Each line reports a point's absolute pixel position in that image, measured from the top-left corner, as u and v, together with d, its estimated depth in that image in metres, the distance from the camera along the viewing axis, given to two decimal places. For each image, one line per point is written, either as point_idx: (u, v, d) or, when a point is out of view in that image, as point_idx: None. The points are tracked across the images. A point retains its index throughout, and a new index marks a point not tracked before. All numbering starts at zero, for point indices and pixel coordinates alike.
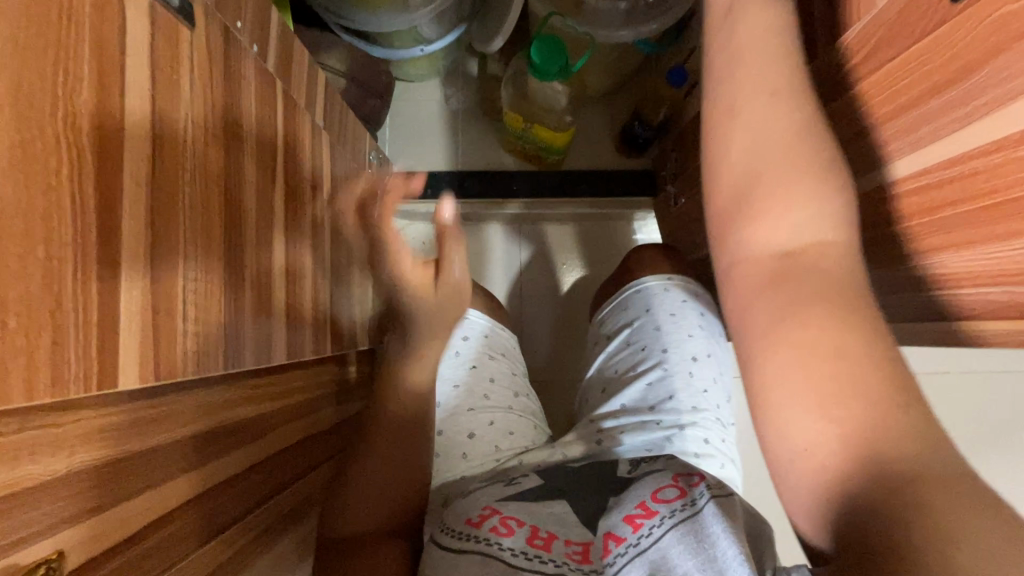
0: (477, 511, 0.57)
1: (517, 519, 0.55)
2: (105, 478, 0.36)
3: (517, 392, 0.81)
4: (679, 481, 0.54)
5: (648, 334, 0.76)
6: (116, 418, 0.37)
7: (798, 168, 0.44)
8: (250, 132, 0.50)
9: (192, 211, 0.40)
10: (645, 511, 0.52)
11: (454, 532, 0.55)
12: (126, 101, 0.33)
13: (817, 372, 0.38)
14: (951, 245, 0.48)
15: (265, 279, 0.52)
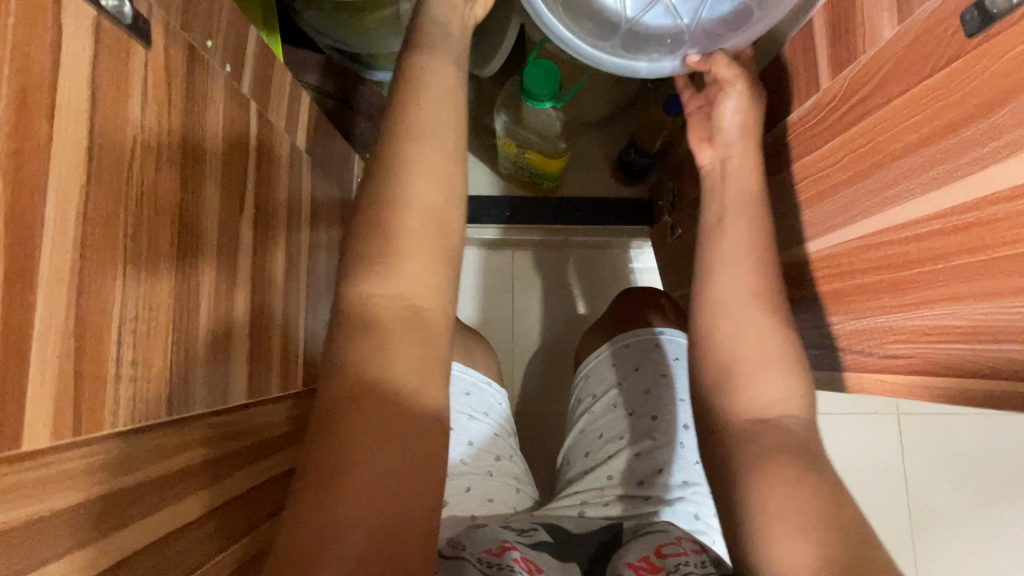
0: (496, 543, 0.53)
1: (535, 564, 0.52)
2: (128, 503, 0.35)
3: (499, 453, 0.73)
4: (682, 543, 0.54)
5: (633, 397, 0.72)
6: (147, 442, 0.38)
7: (780, 335, 0.48)
8: (215, 156, 0.47)
9: (135, 243, 0.36)
10: (648, 563, 0.51)
11: (477, 558, 0.51)
12: (54, 124, 0.30)
13: (798, 513, 0.40)
14: (920, 302, 0.44)
15: (228, 323, 0.49)
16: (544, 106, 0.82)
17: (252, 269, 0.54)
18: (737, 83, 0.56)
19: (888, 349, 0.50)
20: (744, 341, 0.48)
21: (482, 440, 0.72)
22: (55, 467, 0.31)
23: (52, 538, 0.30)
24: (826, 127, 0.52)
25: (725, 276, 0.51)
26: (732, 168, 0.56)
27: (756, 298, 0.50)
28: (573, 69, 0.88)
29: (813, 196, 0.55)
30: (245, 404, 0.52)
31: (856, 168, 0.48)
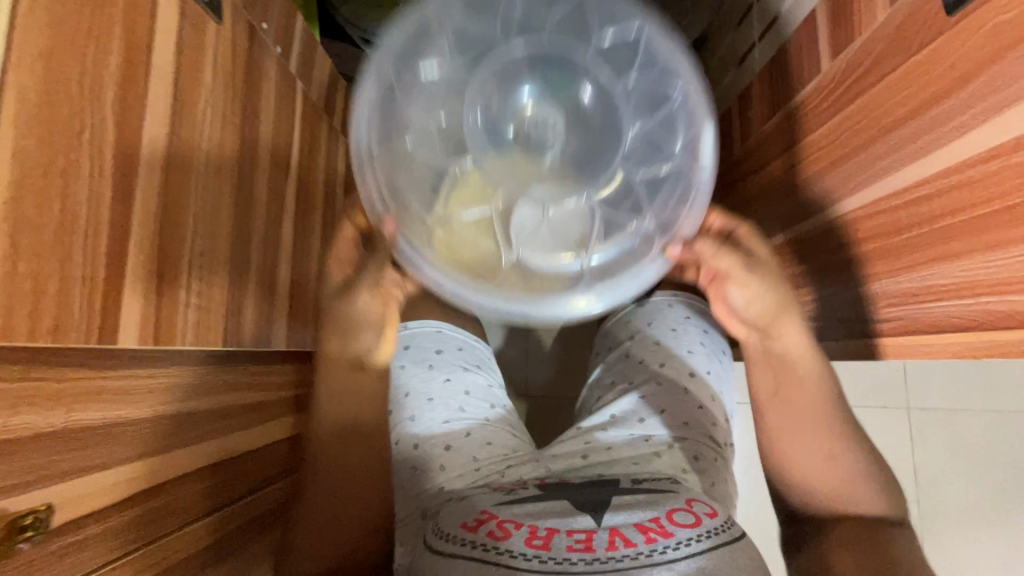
0: (473, 514, 0.56)
1: (514, 522, 0.54)
2: (115, 437, 0.39)
3: (494, 403, 0.76)
4: (693, 507, 0.55)
5: (644, 349, 0.77)
6: (145, 381, 0.41)
7: (828, 439, 0.52)
8: (267, 128, 0.53)
9: (203, 192, 0.42)
10: (661, 528, 0.52)
11: (454, 538, 0.54)
12: (149, 81, 0.36)
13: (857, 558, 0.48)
14: (910, 266, 0.48)
15: (271, 276, 0.54)
16: None
17: (294, 232, 0.59)
18: (735, 274, 0.47)
19: (883, 314, 0.52)
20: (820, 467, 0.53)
21: (478, 392, 0.76)
22: (69, 383, 0.34)
23: (121, 442, 0.39)
24: (825, 107, 0.55)
25: (796, 427, 0.53)
26: (784, 344, 0.51)
27: (834, 458, 0.52)
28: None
29: (813, 173, 0.58)
30: (257, 360, 0.57)
31: (853, 143, 0.52)
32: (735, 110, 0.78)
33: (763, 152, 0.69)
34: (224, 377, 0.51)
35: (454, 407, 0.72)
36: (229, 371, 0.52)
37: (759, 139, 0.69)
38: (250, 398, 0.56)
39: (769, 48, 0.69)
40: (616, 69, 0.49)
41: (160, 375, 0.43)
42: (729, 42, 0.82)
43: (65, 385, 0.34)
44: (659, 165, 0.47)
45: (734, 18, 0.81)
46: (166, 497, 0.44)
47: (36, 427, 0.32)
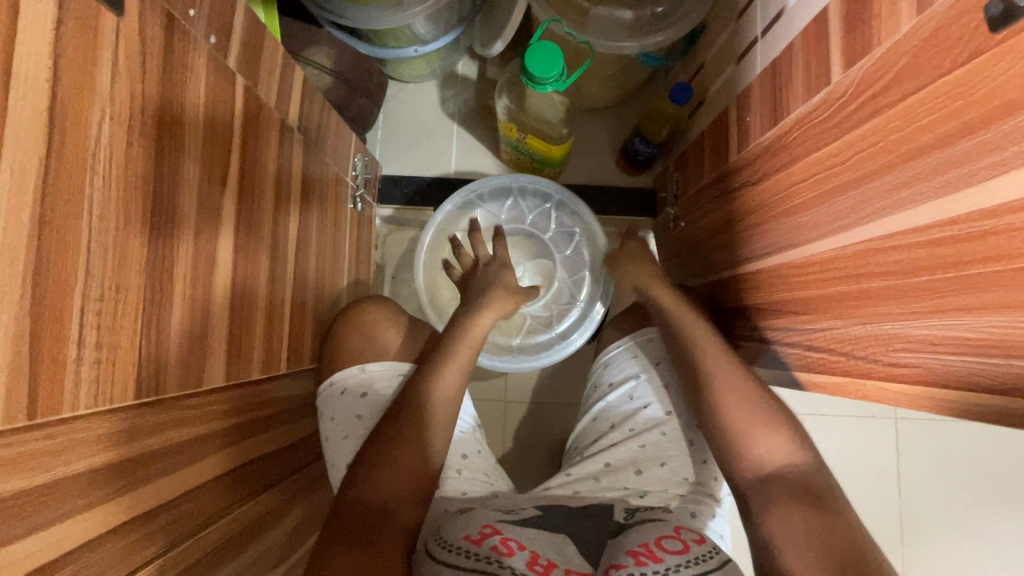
0: (477, 527, 0.52)
1: (518, 543, 0.50)
2: (17, 511, 0.33)
3: (466, 451, 0.72)
4: (682, 532, 0.51)
5: (654, 391, 0.71)
6: (53, 444, 0.36)
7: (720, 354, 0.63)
8: (197, 135, 0.46)
9: (101, 220, 0.35)
10: (650, 553, 0.48)
11: (453, 547, 0.50)
12: (11, 96, 0.29)
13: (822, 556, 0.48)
14: (928, 311, 0.43)
15: (207, 305, 0.47)
16: (544, 88, 0.79)
17: (237, 249, 0.53)
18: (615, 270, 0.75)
19: (892, 357, 0.49)
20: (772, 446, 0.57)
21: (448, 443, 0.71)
22: None
23: (17, 516, 0.33)
24: (833, 124, 0.49)
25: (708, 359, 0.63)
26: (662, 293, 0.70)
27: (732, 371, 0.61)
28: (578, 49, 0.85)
29: (818, 194, 0.53)
30: (199, 394, 0.51)
31: (867, 168, 0.46)
32: (732, 113, 0.72)
33: (761, 164, 0.63)
34: (160, 415, 0.45)
35: None
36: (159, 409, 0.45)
37: (757, 149, 0.63)
38: (195, 433, 0.50)
39: (771, 47, 0.62)
40: (542, 229, 0.91)
41: (73, 427, 0.37)
42: (728, 35, 0.75)
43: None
44: (581, 271, 0.90)
45: (735, 7, 0.73)
46: (88, 557, 0.39)
47: None
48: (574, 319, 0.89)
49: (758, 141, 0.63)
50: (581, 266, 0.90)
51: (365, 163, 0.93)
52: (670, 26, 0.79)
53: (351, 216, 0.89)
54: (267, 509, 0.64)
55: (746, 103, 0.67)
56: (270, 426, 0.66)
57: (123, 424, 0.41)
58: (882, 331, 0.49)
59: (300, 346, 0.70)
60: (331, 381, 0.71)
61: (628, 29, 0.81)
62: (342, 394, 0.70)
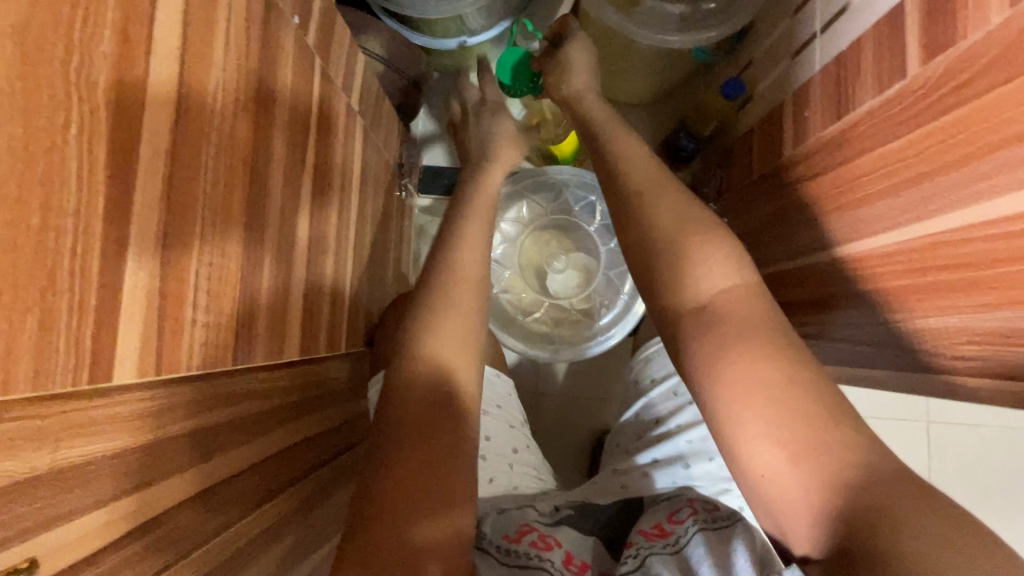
0: (515, 526, 0.56)
1: (556, 539, 0.55)
2: (111, 471, 0.33)
3: (515, 445, 0.73)
4: (695, 503, 0.58)
5: None
6: (140, 407, 0.36)
7: (679, 204, 0.56)
8: (283, 111, 0.47)
9: (213, 189, 0.36)
10: (659, 530, 0.56)
11: (495, 546, 0.54)
12: (151, 62, 0.30)
13: (778, 439, 0.42)
14: (999, 303, 0.44)
15: (285, 279, 0.48)
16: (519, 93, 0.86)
17: (310, 227, 0.54)
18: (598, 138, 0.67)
19: (960, 352, 0.50)
20: (723, 275, 0.51)
21: (497, 437, 0.72)
22: (54, 421, 0.29)
23: (111, 479, 0.33)
24: (907, 118, 0.50)
25: (658, 199, 0.56)
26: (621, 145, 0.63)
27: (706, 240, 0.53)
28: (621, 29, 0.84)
29: (885, 188, 0.53)
30: (260, 369, 0.50)
31: (941, 161, 0.46)
32: (788, 108, 0.72)
33: (821, 159, 0.63)
34: (232, 387, 0.46)
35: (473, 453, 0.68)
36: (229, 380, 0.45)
37: (818, 144, 0.64)
38: (264, 407, 0.51)
39: (834, 42, 0.62)
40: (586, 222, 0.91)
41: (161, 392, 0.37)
42: (781, 32, 0.75)
43: (43, 422, 0.28)
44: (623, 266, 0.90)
45: (791, 3, 0.73)
46: (174, 520, 0.39)
47: (16, 469, 0.27)
48: (615, 312, 0.89)
49: (818, 135, 0.64)
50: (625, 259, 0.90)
51: (410, 152, 0.95)
52: (720, 25, 0.80)
53: (398, 204, 0.90)
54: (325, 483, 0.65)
55: (806, 98, 0.67)
56: (323, 408, 0.65)
57: (199, 391, 0.41)
58: (942, 325, 0.50)
59: (354, 328, 0.72)
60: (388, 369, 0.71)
61: (675, 23, 0.81)
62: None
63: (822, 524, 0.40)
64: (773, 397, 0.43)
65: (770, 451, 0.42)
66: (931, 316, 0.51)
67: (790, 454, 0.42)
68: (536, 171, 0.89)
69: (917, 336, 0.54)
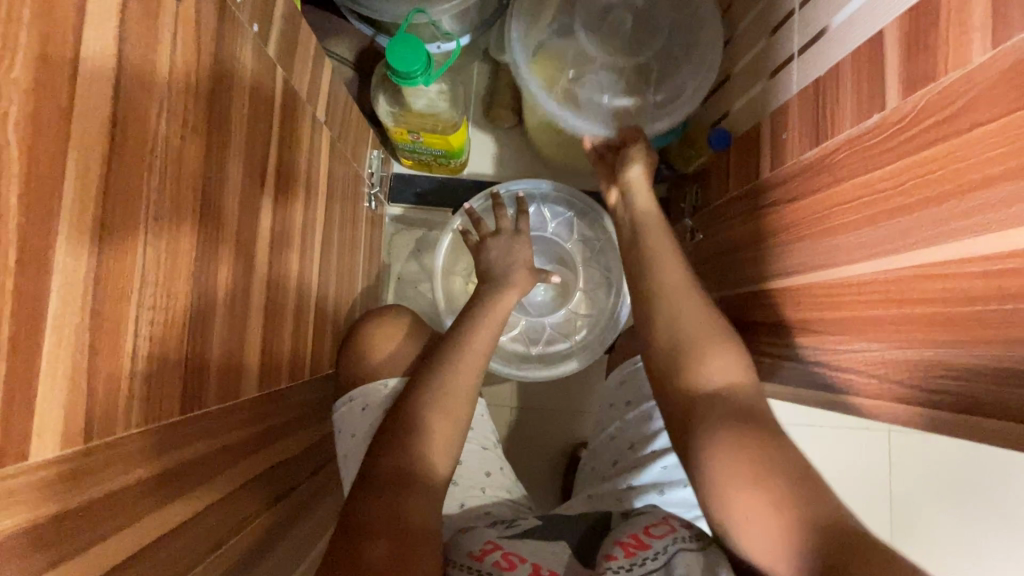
0: (478, 544, 0.55)
1: (518, 556, 0.54)
2: (64, 532, 0.27)
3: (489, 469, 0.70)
4: (672, 520, 0.56)
5: None
6: (104, 453, 0.30)
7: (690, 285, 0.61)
8: (241, 129, 0.43)
9: (155, 223, 0.32)
10: (638, 542, 0.53)
11: (460, 564, 0.54)
12: (79, 85, 0.26)
13: (761, 485, 0.45)
14: (975, 340, 0.44)
15: (240, 311, 0.44)
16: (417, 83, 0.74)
17: (270, 250, 0.50)
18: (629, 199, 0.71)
19: (931, 386, 0.50)
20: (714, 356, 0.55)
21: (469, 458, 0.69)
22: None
23: (67, 536, 0.28)
24: (888, 148, 0.49)
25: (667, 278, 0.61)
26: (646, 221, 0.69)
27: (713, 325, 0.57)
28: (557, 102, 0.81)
29: (862, 217, 0.53)
30: (230, 405, 0.44)
31: (921, 195, 0.46)
32: (765, 128, 0.72)
33: (799, 182, 0.63)
34: (203, 423, 0.40)
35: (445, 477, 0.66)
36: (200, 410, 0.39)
37: (796, 167, 0.63)
38: (232, 439, 0.45)
39: (812, 65, 0.62)
40: (564, 237, 0.90)
41: (137, 431, 0.32)
42: (759, 51, 0.74)
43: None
44: (601, 282, 0.89)
45: (768, 22, 0.72)
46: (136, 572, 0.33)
47: None
48: (589, 330, 0.87)
49: (798, 158, 0.63)
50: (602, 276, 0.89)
51: (380, 160, 0.91)
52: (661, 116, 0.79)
53: (366, 214, 0.86)
54: (283, 517, 0.58)
55: (784, 120, 0.67)
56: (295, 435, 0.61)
57: (172, 425, 0.36)
58: (915, 356, 0.50)
59: (317, 350, 0.68)
60: (351, 398, 0.67)
61: (611, 115, 0.80)
62: (363, 411, 0.65)
63: (795, 555, 0.43)
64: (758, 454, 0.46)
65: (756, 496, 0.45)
66: (903, 346, 0.51)
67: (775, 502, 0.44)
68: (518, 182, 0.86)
69: (889, 364, 0.54)
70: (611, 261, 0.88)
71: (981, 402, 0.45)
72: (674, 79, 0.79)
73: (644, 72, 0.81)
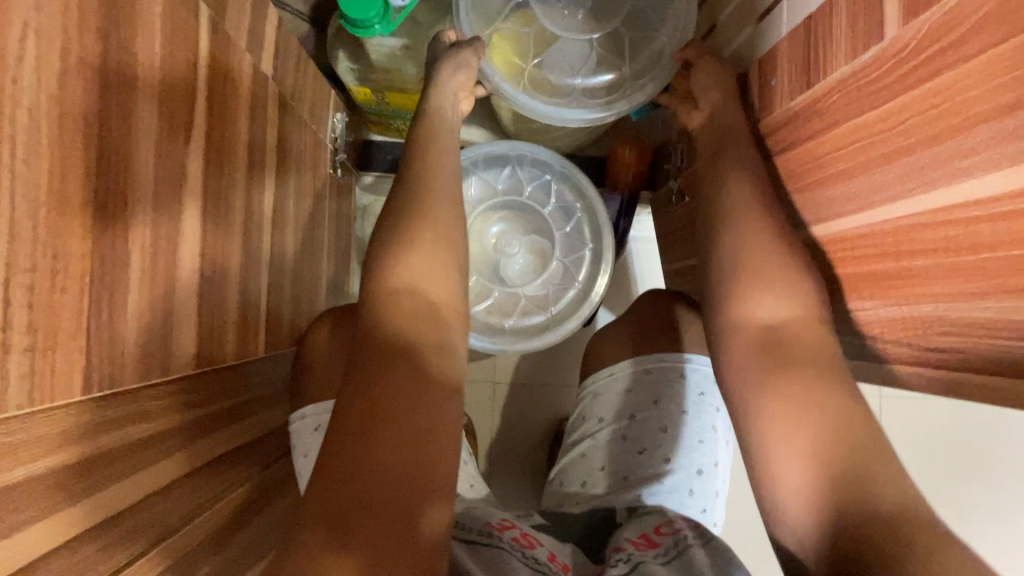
0: (498, 517, 0.54)
1: (537, 538, 0.53)
2: None
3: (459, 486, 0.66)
4: (677, 521, 0.55)
5: (649, 433, 0.66)
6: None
7: (748, 201, 0.54)
8: (153, 72, 0.38)
9: (26, 174, 0.27)
10: (647, 540, 0.52)
11: (474, 529, 0.52)
12: None
13: (795, 431, 0.44)
14: (979, 292, 0.40)
15: (164, 279, 0.40)
16: (373, 34, 0.67)
17: (206, 213, 0.45)
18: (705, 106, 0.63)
19: (934, 342, 0.46)
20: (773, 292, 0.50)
21: None
22: None
23: None
24: (886, 83, 0.45)
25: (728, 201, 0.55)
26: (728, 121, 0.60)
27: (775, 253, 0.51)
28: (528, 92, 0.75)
29: (857, 163, 0.49)
30: (168, 380, 0.41)
31: (921, 134, 0.42)
32: (753, 75, 0.66)
33: (790, 132, 0.58)
34: (187, 392, 0.44)
35: None
36: (124, 396, 0.36)
37: (786, 115, 0.58)
38: (190, 416, 0.44)
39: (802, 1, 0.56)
40: (541, 203, 0.85)
41: (36, 417, 0.29)
42: None
43: None
44: (581, 250, 0.84)
45: None
46: (134, 520, 0.37)
47: None
48: (569, 300, 0.83)
49: (788, 106, 0.58)
50: (581, 246, 0.84)
51: (345, 124, 0.85)
52: (643, 87, 0.72)
53: (332, 182, 0.81)
54: (254, 496, 0.56)
55: (773, 64, 0.61)
56: (246, 431, 0.56)
57: (88, 412, 0.33)
58: (912, 311, 0.46)
59: (276, 326, 0.63)
60: (303, 413, 0.61)
61: (583, 95, 0.74)
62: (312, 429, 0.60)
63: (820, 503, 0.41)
64: (796, 410, 0.45)
65: (796, 445, 0.43)
66: (899, 302, 0.47)
67: (808, 451, 0.43)
68: (494, 145, 0.80)
69: (884, 323, 0.50)
70: (591, 232, 0.83)
71: (986, 358, 0.41)
72: (649, 48, 0.72)
73: (615, 48, 0.73)
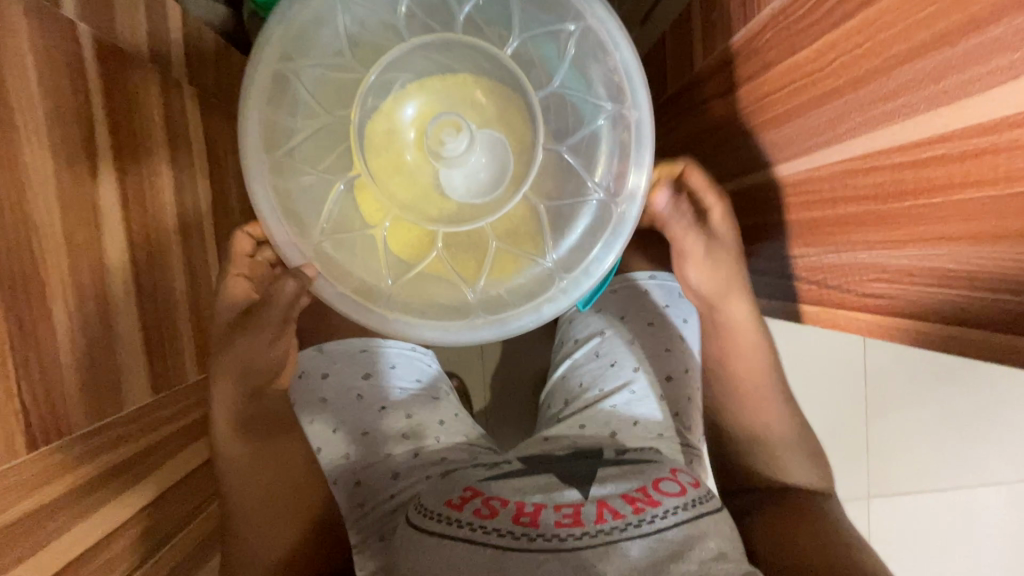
0: (458, 491, 0.49)
1: (502, 498, 0.48)
2: None
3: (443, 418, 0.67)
4: (679, 476, 0.50)
5: (620, 349, 0.68)
6: None
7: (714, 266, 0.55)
8: (36, 113, 0.36)
9: None
10: (648, 498, 0.47)
11: (438, 513, 0.47)
12: None
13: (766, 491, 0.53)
14: (906, 240, 0.39)
15: (100, 321, 0.41)
16: None
17: (132, 243, 0.45)
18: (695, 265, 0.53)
19: (869, 288, 0.45)
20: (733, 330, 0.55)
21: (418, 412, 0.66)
22: None
23: None
24: (813, 21, 0.42)
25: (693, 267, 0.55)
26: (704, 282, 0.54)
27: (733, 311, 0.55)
28: (413, 243, 0.48)
29: (791, 108, 0.46)
30: (129, 410, 0.44)
31: (848, 76, 0.40)
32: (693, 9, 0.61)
33: (728, 75, 0.55)
34: (149, 418, 0.46)
35: (398, 434, 0.64)
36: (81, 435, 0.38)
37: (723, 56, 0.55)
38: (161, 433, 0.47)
39: None
40: None
41: None
42: None
43: None
44: None
45: None
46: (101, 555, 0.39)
47: None
48: None
49: (726, 45, 0.54)
50: None
51: None
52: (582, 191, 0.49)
53: None
54: None
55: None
56: None
57: (43, 462, 0.35)
58: (847, 257, 0.46)
59: None
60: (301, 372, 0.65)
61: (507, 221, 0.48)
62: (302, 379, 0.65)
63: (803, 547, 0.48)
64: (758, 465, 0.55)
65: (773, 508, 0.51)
66: (835, 248, 0.47)
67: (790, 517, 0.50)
68: None
69: (824, 271, 0.50)
70: None
71: (911, 304, 0.41)
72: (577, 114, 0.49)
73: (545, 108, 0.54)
